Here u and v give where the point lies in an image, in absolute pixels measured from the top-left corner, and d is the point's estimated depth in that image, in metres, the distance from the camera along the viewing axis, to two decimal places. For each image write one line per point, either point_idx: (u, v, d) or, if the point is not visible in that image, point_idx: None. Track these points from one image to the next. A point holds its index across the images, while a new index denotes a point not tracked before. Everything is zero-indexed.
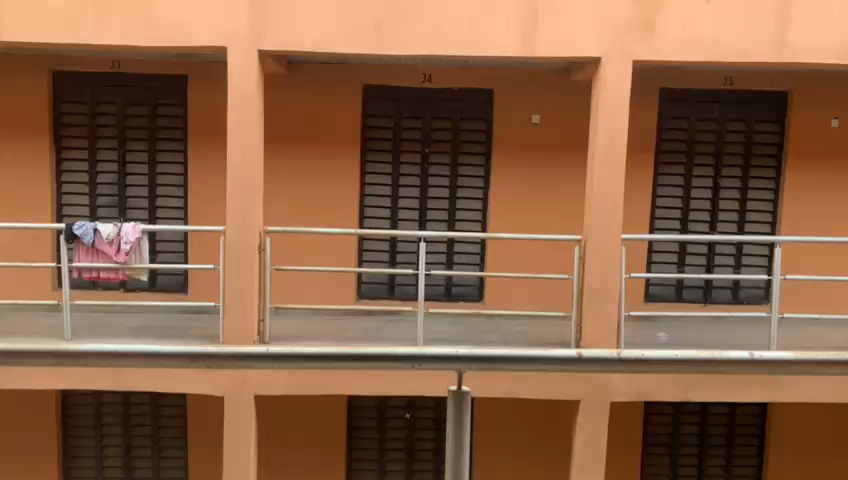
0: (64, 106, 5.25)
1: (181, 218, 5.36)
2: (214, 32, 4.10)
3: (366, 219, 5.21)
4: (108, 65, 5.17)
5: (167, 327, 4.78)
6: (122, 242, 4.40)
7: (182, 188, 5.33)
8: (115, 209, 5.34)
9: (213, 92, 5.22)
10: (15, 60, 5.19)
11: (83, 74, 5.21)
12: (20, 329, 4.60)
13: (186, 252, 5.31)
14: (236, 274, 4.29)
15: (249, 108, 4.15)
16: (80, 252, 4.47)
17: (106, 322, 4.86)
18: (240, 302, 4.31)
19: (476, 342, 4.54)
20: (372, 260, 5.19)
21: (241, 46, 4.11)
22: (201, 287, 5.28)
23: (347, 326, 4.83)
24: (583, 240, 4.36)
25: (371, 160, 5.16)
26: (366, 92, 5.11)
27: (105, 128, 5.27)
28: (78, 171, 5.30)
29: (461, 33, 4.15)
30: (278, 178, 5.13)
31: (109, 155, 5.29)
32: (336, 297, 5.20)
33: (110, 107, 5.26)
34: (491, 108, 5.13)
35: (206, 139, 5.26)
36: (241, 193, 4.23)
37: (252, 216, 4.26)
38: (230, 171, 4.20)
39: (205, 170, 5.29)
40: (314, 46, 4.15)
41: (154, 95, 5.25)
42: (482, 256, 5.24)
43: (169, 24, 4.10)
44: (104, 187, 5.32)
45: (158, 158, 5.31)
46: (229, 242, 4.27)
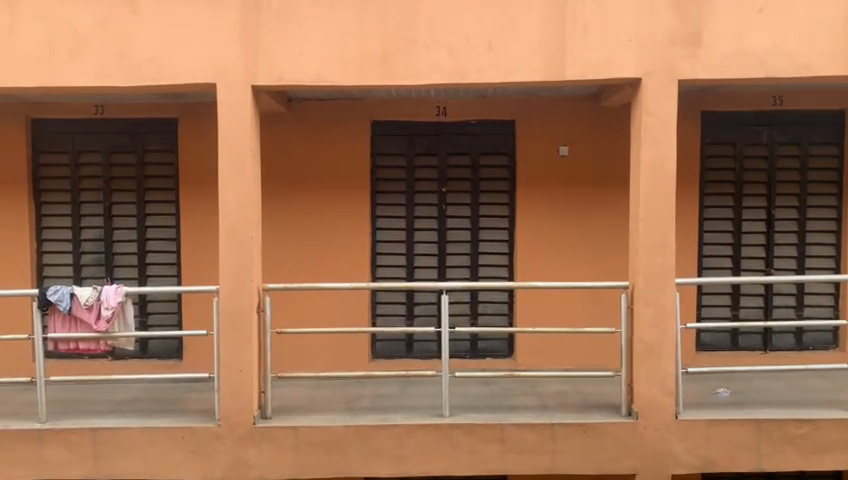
0: (44, 157, 4.79)
1: (174, 275, 4.84)
2: (200, 68, 3.62)
3: (379, 269, 4.69)
4: (91, 110, 4.73)
5: (157, 400, 4.22)
6: (102, 307, 3.85)
7: (174, 242, 4.83)
8: (101, 268, 4.85)
9: (205, 136, 4.73)
10: None
11: (64, 121, 4.76)
12: None
13: (180, 314, 4.78)
14: (232, 340, 3.73)
15: (243, 152, 3.66)
16: (56, 321, 3.92)
17: (89, 396, 4.30)
18: (238, 372, 3.74)
19: (511, 408, 3.94)
20: (386, 315, 4.63)
21: (231, 82, 3.63)
22: (196, 352, 4.71)
23: (361, 394, 4.25)
24: (631, 287, 3.77)
25: (382, 202, 4.65)
26: (373, 128, 4.62)
27: (89, 180, 4.79)
28: (60, 228, 4.82)
29: (482, 57, 3.65)
30: (279, 227, 4.61)
31: (94, 209, 4.81)
32: (347, 358, 4.61)
33: (94, 156, 4.79)
34: (513, 141, 4.61)
35: (198, 187, 4.75)
36: (236, 246, 3.70)
37: (248, 273, 3.72)
38: (224, 222, 3.68)
39: (198, 222, 4.77)
40: (314, 79, 3.66)
41: (142, 141, 4.78)
42: (511, 306, 4.68)
43: (150, 60, 3.62)
44: (89, 244, 4.83)
45: (147, 210, 4.81)
46: (223, 304, 3.73)
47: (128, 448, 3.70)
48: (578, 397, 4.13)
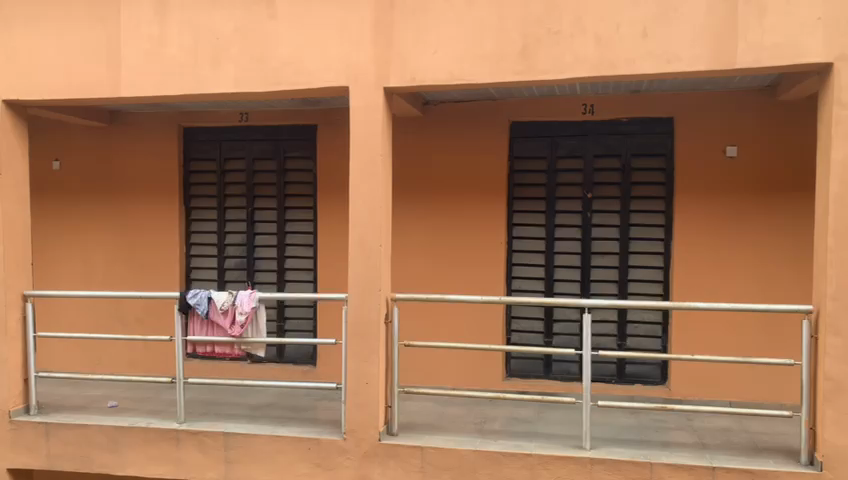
0: (194, 164, 4.97)
1: (310, 281, 4.84)
2: (333, 70, 3.50)
3: (516, 281, 4.38)
4: (237, 118, 4.84)
5: (288, 408, 4.18)
6: (237, 312, 3.88)
7: (312, 248, 4.83)
8: (243, 272, 4.95)
9: (342, 142, 4.66)
10: (145, 120, 4.97)
11: (213, 129, 4.92)
12: (138, 405, 4.21)
13: (315, 320, 4.75)
14: (358, 352, 3.57)
15: (373, 156, 3.49)
16: (195, 324, 4.00)
17: (226, 400, 4.36)
18: (364, 386, 3.56)
19: (663, 445, 3.45)
20: (522, 332, 4.31)
21: (363, 84, 3.48)
22: (328, 361, 4.64)
23: (494, 416, 3.95)
24: (816, 312, 3.15)
25: (521, 210, 4.33)
26: (513, 130, 4.31)
27: (234, 186, 4.92)
28: (207, 232, 4.98)
29: (636, 47, 3.23)
30: (412, 234, 4.44)
31: (238, 214, 4.93)
32: (480, 375, 4.33)
33: (239, 163, 4.91)
34: (671, 141, 4.11)
35: (334, 193, 4.69)
36: (364, 254, 3.54)
37: (376, 282, 3.54)
38: (353, 228, 3.54)
39: (333, 228, 4.72)
40: (448, 77, 3.41)
41: (283, 147, 4.82)
42: (665, 327, 4.17)
43: (285, 65, 3.56)
44: (233, 248, 4.95)
45: (287, 216, 4.85)
46: (350, 313, 3.58)
47: (257, 455, 3.65)
48: (745, 438, 3.56)
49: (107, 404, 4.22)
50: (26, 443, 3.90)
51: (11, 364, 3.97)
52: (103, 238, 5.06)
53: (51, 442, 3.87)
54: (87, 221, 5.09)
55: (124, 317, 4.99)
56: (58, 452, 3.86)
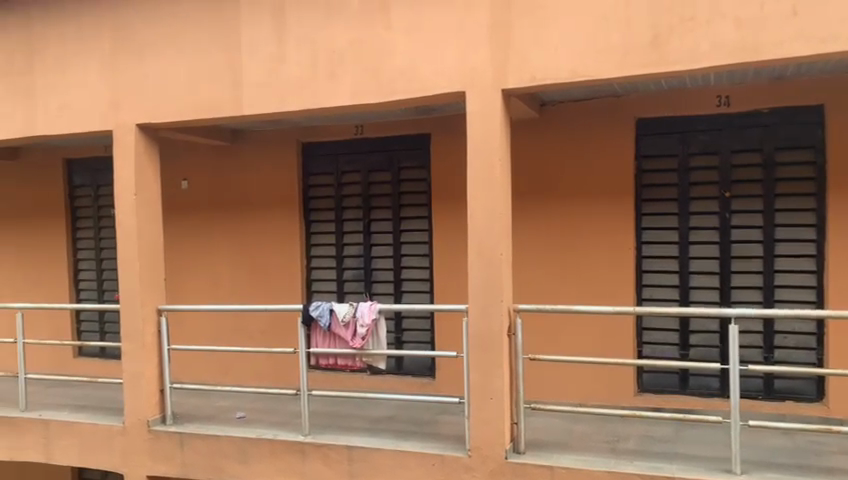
0: (312, 178, 5.05)
1: (427, 292, 4.77)
2: (450, 76, 3.41)
3: (646, 288, 4.10)
4: (352, 131, 4.87)
5: (410, 422, 4.11)
6: (358, 325, 3.87)
7: (428, 258, 4.76)
8: (361, 284, 4.96)
9: (458, 149, 4.57)
10: (265, 137, 5.10)
11: (329, 143, 4.98)
12: (265, 416, 4.28)
13: (433, 332, 4.67)
14: (481, 365, 3.43)
15: (493, 162, 3.35)
16: (318, 338, 4.04)
17: (348, 412, 4.36)
18: (488, 401, 3.42)
19: (827, 472, 3.07)
20: (654, 344, 4.02)
21: (481, 88, 3.36)
22: (447, 373, 4.54)
23: (627, 434, 3.68)
24: None
25: (649, 212, 4.05)
26: (639, 128, 4.05)
27: (350, 198, 4.95)
28: (325, 245, 5.03)
29: (783, 28, 2.91)
30: (532, 242, 4.27)
31: (354, 226, 4.95)
32: (609, 390, 4.08)
33: (354, 175, 4.93)
34: (821, 131, 3.70)
35: (449, 202, 4.60)
36: (485, 264, 3.41)
37: (498, 293, 3.39)
38: (473, 238, 3.42)
39: (449, 238, 4.62)
40: (571, 75, 3.23)
41: (397, 158, 4.78)
42: (819, 339, 3.75)
43: (401, 74, 3.51)
44: (350, 260, 4.97)
45: (403, 226, 4.81)
46: (472, 325, 3.45)
47: (380, 470, 3.59)
48: None
49: (234, 415, 4.33)
50: (163, 451, 4.06)
51: (148, 375, 4.16)
52: (229, 254, 5.25)
53: (185, 452, 4.01)
54: (214, 237, 5.30)
55: (249, 330, 5.14)
56: (192, 461, 3.99)
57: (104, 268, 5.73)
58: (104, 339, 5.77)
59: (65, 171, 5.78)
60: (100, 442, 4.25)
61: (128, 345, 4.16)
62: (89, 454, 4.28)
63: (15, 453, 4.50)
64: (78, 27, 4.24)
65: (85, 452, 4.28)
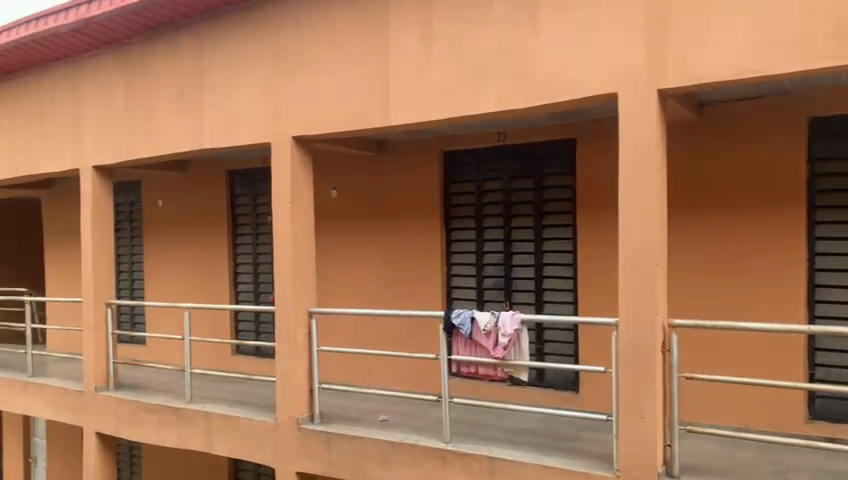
0: (454, 186, 5.07)
1: (571, 303, 4.62)
2: (602, 78, 3.29)
3: (819, 305, 3.71)
4: (494, 138, 4.83)
5: (553, 436, 3.97)
6: (500, 334, 3.81)
7: (571, 268, 4.61)
8: (501, 292, 4.90)
9: (604, 154, 4.40)
10: (409, 146, 5.21)
11: (471, 151, 4.98)
12: (407, 421, 4.34)
13: (576, 344, 4.52)
14: (632, 381, 3.25)
15: (647, 167, 3.18)
16: (459, 344, 4.09)
17: (489, 422, 4.30)
18: (639, 420, 3.23)
19: None
20: (830, 367, 3.62)
21: (635, 89, 3.20)
22: (591, 388, 4.37)
23: (799, 466, 3.33)
24: None
25: (824, 221, 3.67)
26: (812, 128, 3.69)
27: (492, 206, 4.91)
28: (466, 253, 5.03)
29: None
30: (686, 252, 4.01)
31: (496, 234, 4.91)
32: (775, 415, 3.73)
33: (496, 183, 4.89)
34: None
35: (595, 209, 4.43)
36: (637, 274, 3.24)
37: (651, 305, 3.20)
38: (624, 246, 3.26)
39: (594, 247, 4.45)
40: (737, 72, 2.99)
41: (541, 165, 4.68)
42: None
43: (549, 78, 3.43)
44: (491, 268, 4.94)
45: (545, 235, 4.70)
46: (622, 338, 3.28)
47: None
48: None
49: (378, 418, 4.42)
50: (311, 449, 4.23)
51: (299, 375, 4.34)
52: (374, 260, 5.40)
53: (331, 451, 4.15)
54: (361, 244, 5.49)
55: (392, 335, 5.25)
56: (338, 460, 4.12)
57: (260, 272, 6.10)
58: (259, 338, 6.14)
59: (227, 181, 6.25)
60: (256, 437, 4.50)
61: (281, 345, 4.39)
62: (245, 446, 4.54)
63: (182, 441, 4.89)
64: (241, 46, 4.56)
65: (242, 444, 4.55)
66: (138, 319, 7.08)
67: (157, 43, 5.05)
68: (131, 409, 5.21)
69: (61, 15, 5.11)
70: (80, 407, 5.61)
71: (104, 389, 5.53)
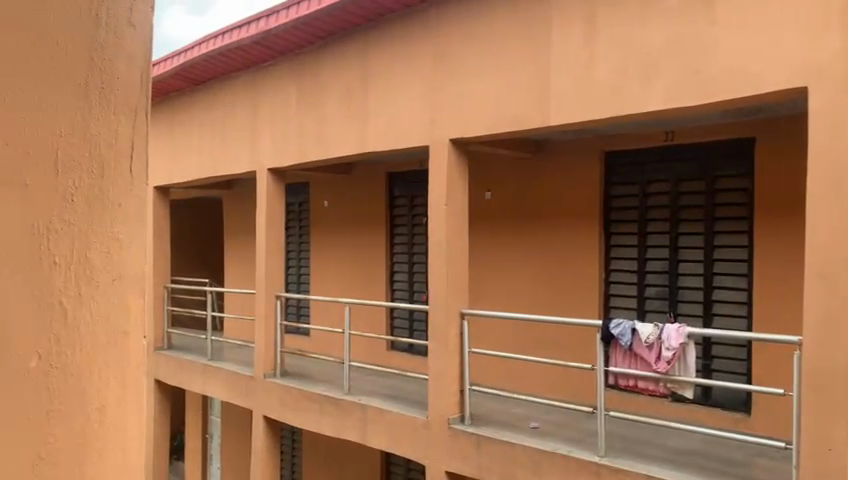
0: (616, 188, 4.86)
1: (744, 317, 4.24)
2: (788, 71, 2.97)
3: None
4: (661, 138, 4.56)
5: (720, 460, 3.67)
6: (663, 347, 3.59)
7: (746, 278, 4.23)
8: (665, 302, 4.62)
9: (789, 155, 3.99)
10: (570, 147, 5.07)
11: (636, 152, 4.74)
12: (560, 431, 4.22)
13: (750, 362, 4.14)
14: (817, 408, 2.90)
15: (841, 168, 2.83)
16: (617, 355, 3.89)
17: (648, 439, 4.07)
18: (825, 453, 2.87)
19: None
20: None
21: (829, 81, 2.86)
22: (766, 411, 3.98)
23: None
24: None
25: None
26: None
27: (657, 210, 4.65)
28: (626, 258, 4.80)
29: None
30: None
31: (661, 240, 4.64)
32: None
33: (662, 185, 4.62)
34: None
35: (776, 215, 4.04)
36: (827, 289, 2.89)
37: (843, 324, 2.84)
38: (811, 257, 2.92)
39: (774, 256, 4.05)
40: None
41: (713, 166, 4.35)
42: None
43: (726, 72, 3.17)
44: (654, 276, 4.67)
45: (716, 242, 4.36)
46: (806, 359, 2.94)
47: None
48: None
49: (529, 425, 4.34)
50: (461, 450, 4.24)
51: (450, 375, 4.36)
52: (528, 263, 5.32)
53: (481, 454, 4.13)
54: (515, 246, 5.44)
55: (545, 341, 5.14)
56: (487, 464, 4.09)
57: (415, 271, 6.23)
58: (413, 336, 6.28)
59: (387, 182, 6.46)
60: (407, 433, 4.60)
61: (434, 344, 4.44)
62: (398, 441, 4.66)
63: (339, 431, 5.12)
64: (405, 52, 4.69)
65: (394, 438, 4.68)
66: (303, 311, 7.54)
67: (327, 52, 5.34)
68: (294, 396, 5.55)
69: (244, 28, 5.58)
70: (251, 391, 6.07)
71: (272, 376, 5.94)
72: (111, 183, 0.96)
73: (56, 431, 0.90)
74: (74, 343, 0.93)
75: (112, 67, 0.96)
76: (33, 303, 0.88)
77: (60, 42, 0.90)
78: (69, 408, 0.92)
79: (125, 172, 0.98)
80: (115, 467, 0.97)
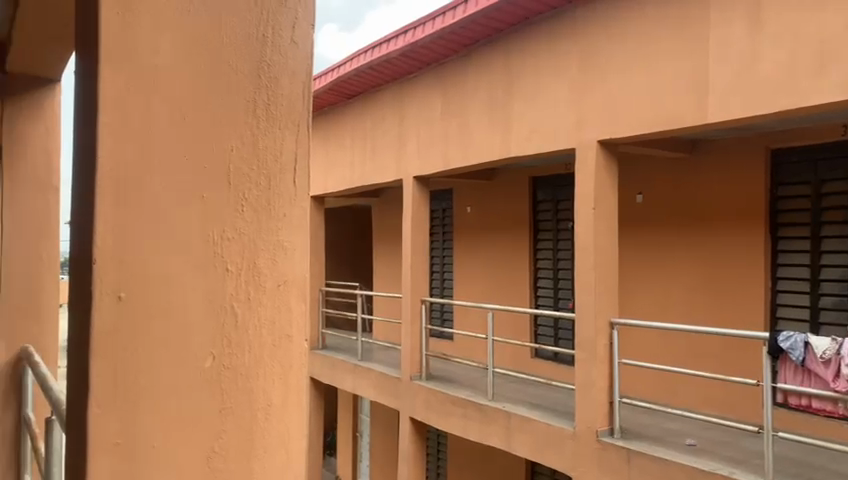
0: (783, 189, 4.44)
1: None
2: None
3: None
4: (839, 132, 4.12)
5: None
6: (844, 364, 3.27)
7: None
8: (844, 315, 4.09)
9: None
10: (730, 147, 4.74)
11: (807, 149, 4.31)
12: (719, 450, 3.92)
13: None
14: None
15: None
16: (787, 370, 3.56)
17: (823, 465, 3.69)
18: None
19: None
20: None
21: None
22: None
23: None
24: None
25: None
26: None
27: (833, 211, 4.18)
28: (797, 266, 4.35)
29: None
30: None
31: (838, 245, 4.13)
32: None
33: (839, 185, 4.15)
34: None
35: None
36: None
37: None
38: None
39: None
40: None
41: None
42: None
43: None
44: (829, 285, 4.17)
45: None
46: None
47: None
48: None
49: (685, 442, 4.08)
50: (610, 464, 4.06)
51: (599, 386, 4.20)
52: (684, 270, 5.03)
53: (632, 470, 3.93)
54: (669, 252, 5.16)
55: (702, 353, 4.82)
56: None
57: (560, 277, 6.10)
58: (558, 344, 6.16)
59: (531, 187, 6.39)
60: (554, 443, 4.49)
61: (581, 354, 4.30)
62: (544, 451, 4.57)
63: (484, 435, 5.12)
64: (550, 55, 4.62)
65: (540, 448, 4.59)
66: (447, 316, 7.69)
67: (472, 60, 5.40)
68: (440, 400, 5.62)
69: (393, 43, 5.76)
70: (398, 393, 6.23)
71: (418, 378, 6.06)
72: (276, 195, 0.95)
73: (227, 428, 0.91)
74: (244, 345, 0.93)
75: (278, 86, 0.95)
76: (206, 318, 0.89)
77: (231, 63, 0.90)
78: (238, 407, 0.92)
79: (288, 183, 0.96)
80: (277, 470, 0.96)
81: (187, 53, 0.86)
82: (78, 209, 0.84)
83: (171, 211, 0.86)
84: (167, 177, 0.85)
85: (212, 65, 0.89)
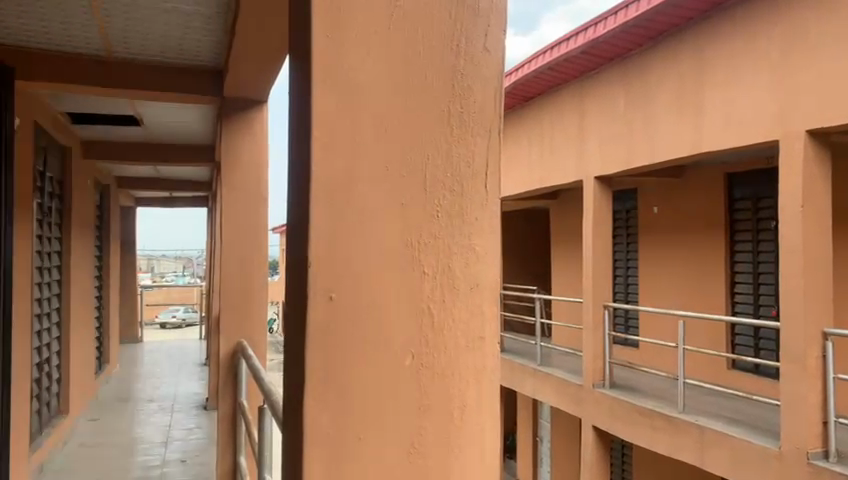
0: None
1: None
2: None
3: None
4: None
5: None
6: None
7: None
8: None
9: None
10: None
11: None
12: None
13: None
14: None
15: None
16: None
17: None
18: None
19: None
20: None
21: None
22: None
23: None
24: None
25: None
26: None
27: None
28: None
29: None
30: None
31: None
32: None
33: None
34: None
35: None
36: None
37: None
38: None
39: None
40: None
41: None
42: None
43: None
44: None
45: None
46: None
47: None
48: None
49: None
50: None
51: (811, 402, 3.76)
52: None
53: None
54: None
55: None
56: None
57: (761, 283, 5.59)
58: (759, 355, 5.65)
59: (726, 184, 5.94)
60: (757, 462, 4.11)
61: (788, 366, 3.89)
62: (744, 470, 4.20)
63: (675, 449, 4.82)
64: (748, 41, 4.26)
65: (740, 467, 4.23)
66: (632, 322, 7.36)
67: (657, 52, 5.13)
68: (625, 409, 5.39)
69: (572, 40, 5.62)
70: (580, 400, 6.07)
71: (601, 386, 5.86)
72: (469, 201, 0.98)
73: (427, 423, 0.95)
74: (441, 345, 0.96)
75: (471, 97, 0.98)
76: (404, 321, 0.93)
77: (429, 76, 0.94)
78: (437, 404, 0.96)
79: (481, 191, 0.99)
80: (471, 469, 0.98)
81: (391, 66, 0.91)
82: (297, 214, 0.92)
83: (377, 216, 0.91)
84: (374, 184, 0.91)
85: (412, 78, 0.93)
